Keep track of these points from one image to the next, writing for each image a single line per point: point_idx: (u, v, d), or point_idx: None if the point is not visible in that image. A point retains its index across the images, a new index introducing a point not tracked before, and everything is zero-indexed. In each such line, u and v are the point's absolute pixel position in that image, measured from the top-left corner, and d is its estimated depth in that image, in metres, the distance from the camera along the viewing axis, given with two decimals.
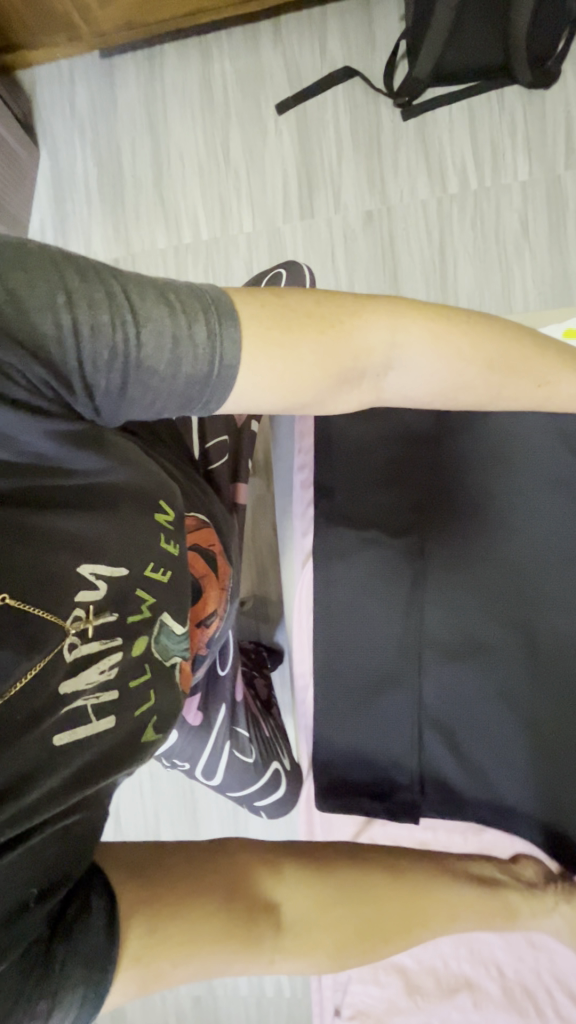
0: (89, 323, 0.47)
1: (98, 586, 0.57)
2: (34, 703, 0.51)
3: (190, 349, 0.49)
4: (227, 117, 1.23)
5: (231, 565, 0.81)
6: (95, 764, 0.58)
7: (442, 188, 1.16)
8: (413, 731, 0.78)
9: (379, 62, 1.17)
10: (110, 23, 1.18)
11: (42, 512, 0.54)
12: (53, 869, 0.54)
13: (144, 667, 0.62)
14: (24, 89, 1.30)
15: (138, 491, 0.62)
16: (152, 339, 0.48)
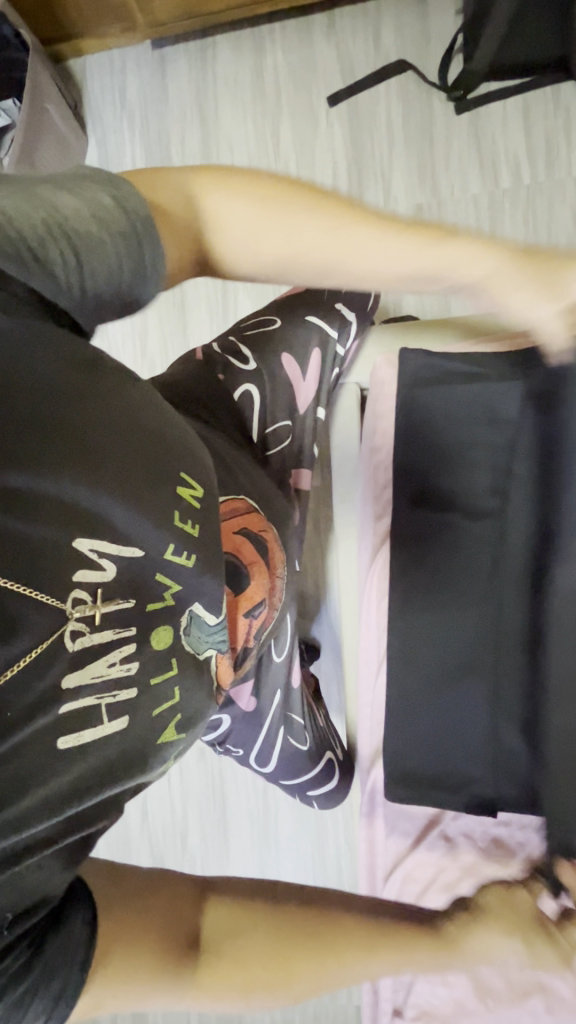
0: (20, 207, 0.49)
1: (104, 568, 0.52)
2: (29, 697, 0.46)
3: (123, 249, 0.53)
4: (278, 109, 1.23)
5: (285, 557, 0.77)
6: (100, 773, 0.52)
7: (494, 182, 1.15)
8: (488, 723, 0.76)
9: (433, 56, 1.17)
10: (165, 12, 1.18)
11: (29, 472, 0.48)
12: (37, 887, 0.50)
13: (170, 663, 0.57)
14: (75, 78, 1.31)
15: (154, 458, 0.57)
16: (88, 242, 0.51)
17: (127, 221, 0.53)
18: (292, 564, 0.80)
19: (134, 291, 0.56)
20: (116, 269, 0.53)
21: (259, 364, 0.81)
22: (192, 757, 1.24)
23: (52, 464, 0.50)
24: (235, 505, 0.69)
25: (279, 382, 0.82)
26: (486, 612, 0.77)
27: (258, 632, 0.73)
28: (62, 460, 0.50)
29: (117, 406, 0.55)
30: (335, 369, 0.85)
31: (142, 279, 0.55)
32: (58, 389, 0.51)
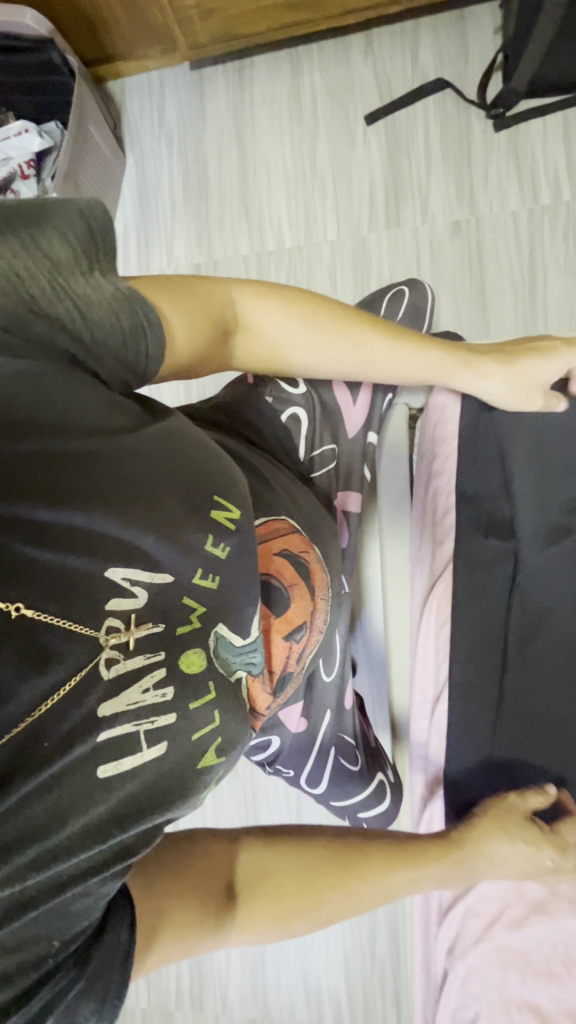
0: (24, 264, 0.48)
1: (135, 594, 0.51)
2: (66, 726, 0.45)
3: (131, 330, 0.54)
4: (315, 127, 1.24)
5: (329, 581, 0.73)
6: (142, 801, 0.48)
7: (534, 198, 1.14)
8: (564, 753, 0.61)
9: (472, 74, 1.17)
10: (205, 35, 1.21)
11: (61, 505, 0.49)
12: (81, 918, 0.46)
13: (208, 687, 0.52)
14: (114, 100, 1.33)
15: (185, 484, 0.56)
16: (103, 315, 0.52)
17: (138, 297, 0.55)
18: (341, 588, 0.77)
19: (139, 358, 0.56)
20: (120, 333, 0.54)
21: (308, 386, 0.79)
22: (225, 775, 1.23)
23: (83, 496, 0.50)
24: (277, 524, 0.68)
25: (328, 409, 0.80)
26: (528, 639, 0.63)
27: (299, 658, 0.70)
28: (93, 492, 0.50)
29: (149, 438, 0.55)
30: (387, 394, 0.81)
31: (147, 345, 0.56)
32: (90, 427, 0.52)
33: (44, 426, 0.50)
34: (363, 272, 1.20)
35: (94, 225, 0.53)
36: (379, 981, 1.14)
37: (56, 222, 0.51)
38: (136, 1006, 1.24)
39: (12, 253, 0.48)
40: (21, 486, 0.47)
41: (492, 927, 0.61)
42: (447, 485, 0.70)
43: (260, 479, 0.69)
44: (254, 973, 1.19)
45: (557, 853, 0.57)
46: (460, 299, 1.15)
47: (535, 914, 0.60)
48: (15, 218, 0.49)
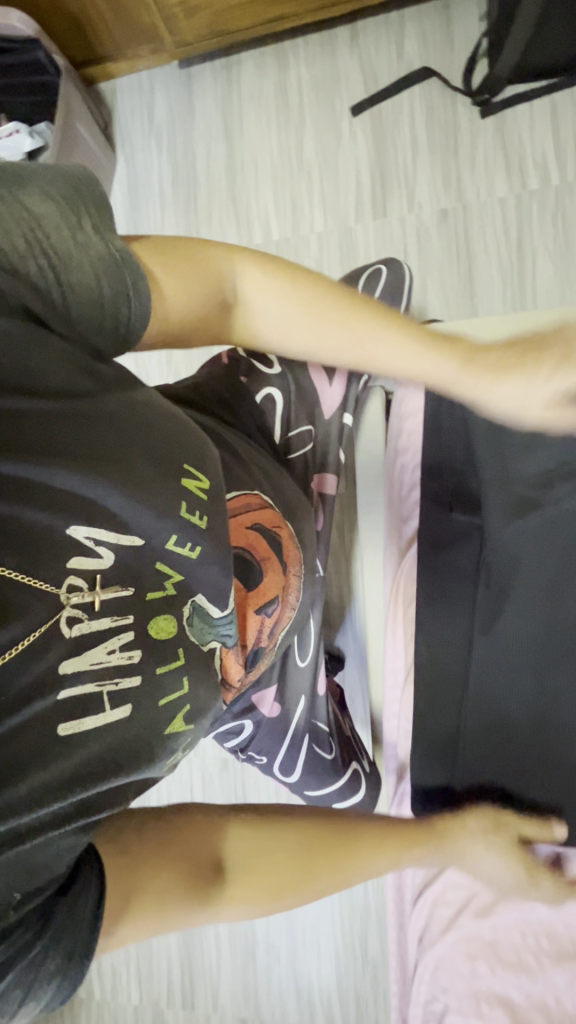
0: (3, 222, 0.47)
1: (101, 557, 0.50)
2: (25, 681, 0.44)
3: (109, 294, 0.52)
4: (302, 121, 1.24)
5: (301, 556, 0.72)
6: (106, 762, 0.48)
7: (521, 184, 1.13)
8: (509, 724, 0.65)
9: (457, 62, 1.16)
10: (193, 32, 1.22)
11: (23, 457, 0.46)
12: (46, 871, 0.45)
13: (177, 653, 0.54)
14: (106, 99, 1.35)
15: (157, 451, 0.55)
16: (78, 277, 0.50)
17: (117, 259, 0.53)
18: (314, 566, 0.76)
19: (120, 325, 0.54)
20: (99, 297, 0.52)
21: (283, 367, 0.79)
22: (215, 769, 1.21)
23: (48, 452, 0.48)
24: (249, 498, 0.66)
25: (304, 392, 0.79)
26: (479, 615, 0.67)
27: (272, 632, 0.69)
28: (60, 450, 0.49)
29: (125, 403, 0.54)
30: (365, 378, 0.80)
31: (128, 311, 0.54)
32: (61, 387, 0.49)
33: (10, 381, 0.46)
34: (350, 263, 1.19)
35: (80, 192, 0.53)
36: (371, 982, 1.12)
37: (39, 193, 0.50)
38: (127, 1002, 1.23)
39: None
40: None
41: (459, 916, 0.63)
42: (411, 462, 0.76)
43: (232, 453, 0.68)
44: (245, 973, 1.17)
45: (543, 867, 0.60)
46: (447, 288, 1.14)
47: (503, 902, 0.62)
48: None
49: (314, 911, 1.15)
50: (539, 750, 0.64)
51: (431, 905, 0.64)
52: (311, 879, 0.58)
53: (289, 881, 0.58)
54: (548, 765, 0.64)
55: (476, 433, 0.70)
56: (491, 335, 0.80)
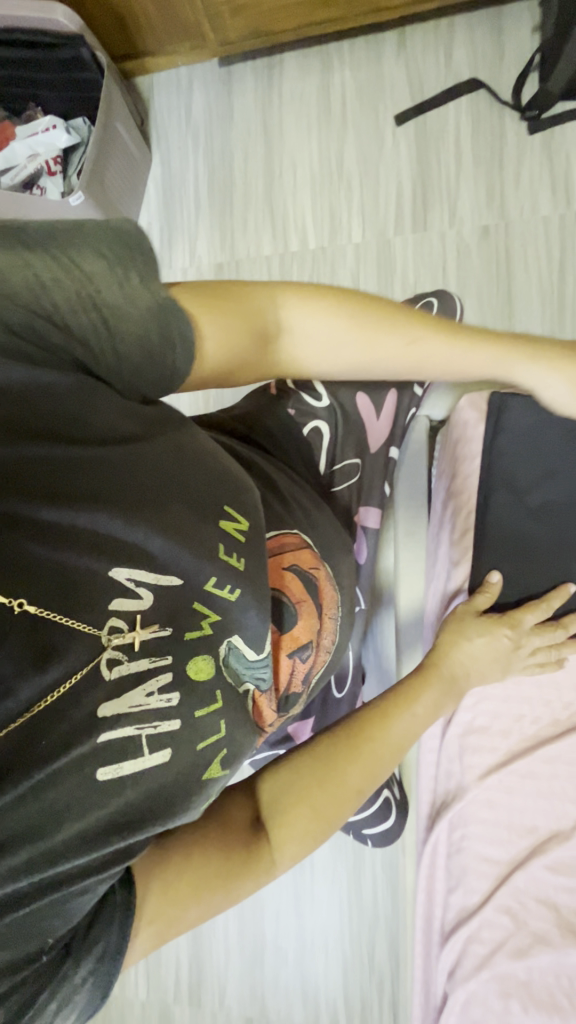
0: (52, 275, 0.45)
1: (141, 596, 0.47)
2: (63, 727, 0.42)
3: (155, 345, 0.50)
4: (343, 127, 1.22)
5: (338, 599, 0.71)
6: (142, 810, 0.46)
7: (566, 203, 1.11)
8: (555, 768, 0.64)
9: (507, 75, 1.14)
10: (236, 32, 1.19)
11: (69, 503, 0.45)
12: (76, 912, 0.44)
13: (214, 696, 0.50)
14: (142, 94, 1.32)
15: (196, 490, 0.52)
16: (126, 330, 0.48)
17: (163, 311, 0.50)
18: (352, 606, 0.75)
19: (165, 372, 0.52)
20: (146, 346, 0.50)
21: (332, 398, 0.75)
22: None
23: (89, 495, 0.46)
24: (285, 538, 0.65)
25: (350, 422, 0.77)
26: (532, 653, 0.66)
27: (304, 677, 0.67)
28: (103, 493, 0.46)
29: (164, 442, 0.52)
30: (411, 407, 0.79)
31: (172, 360, 0.52)
32: (106, 431, 0.48)
33: (55, 427, 0.45)
34: (387, 277, 1.18)
35: (129, 240, 0.49)
36: (376, 990, 1.11)
37: (88, 242, 0.47)
38: (134, 998, 1.22)
39: (44, 266, 0.45)
40: (25, 486, 0.43)
41: (494, 956, 0.62)
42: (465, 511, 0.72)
43: (273, 493, 0.67)
44: (252, 973, 1.16)
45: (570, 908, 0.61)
46: (485, 308, 1.12)
47: (539, 946, 0.61)
48: (44, 232, 0.46)
49: (322, 917, 1.14)
50: None
51: (464, 943, 0.63)
52: (352, 754, 0.60)
53: (323, 793, 0.58)
54: None
55: (529, 465, 0.70)
56: None
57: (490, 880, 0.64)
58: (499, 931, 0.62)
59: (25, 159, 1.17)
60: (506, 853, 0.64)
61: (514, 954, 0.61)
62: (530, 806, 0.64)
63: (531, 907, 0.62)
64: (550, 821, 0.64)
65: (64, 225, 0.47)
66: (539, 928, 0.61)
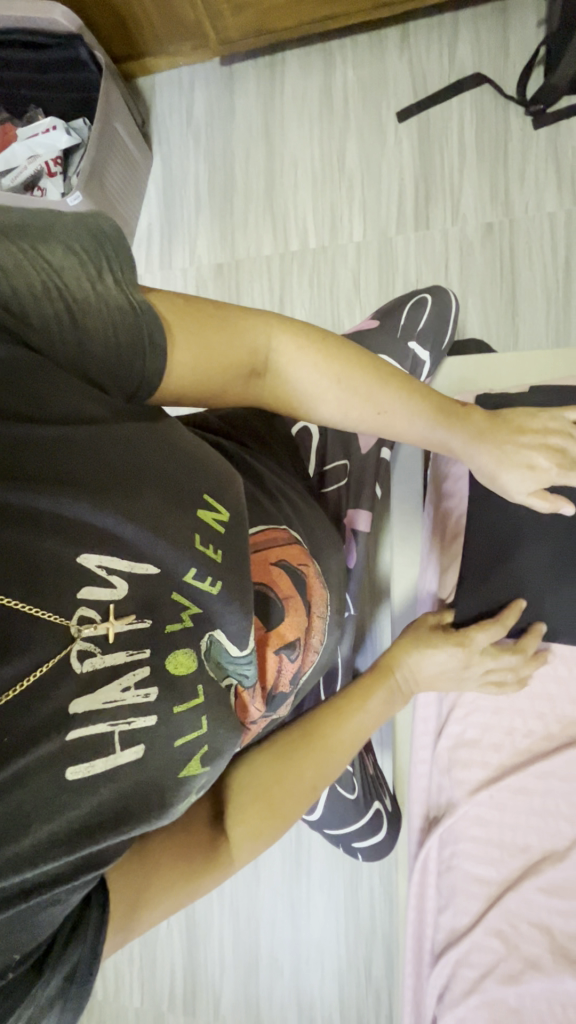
0: (18, 264, 0.42)
1: (114, 585, 0.44)
2: (31, 722, 0.38)
3: (123, 341, 0.46)
4: (345, 125, 1.21)
5: (327, 597, 0.68)
6: (117, 808, 0.43)
7: (573, 199, 1.08)
8: (549, 782, 0.61)
9: (512, 69, 1.12)
10: (237, 29, 1.18)
11: (29, 485, 0.40)
12: (48, 924, 0.41)
13: (196, 691, 0.47)
14: (143, 96, 1.32)
15: (174, 477, 0.48)
16: (92, 323, 0.44)
17: (132, 306, 0.46)
18: (342, 610, 0.73)
19: (135, 374, 0.48)
20: (115, 344, 0.46)
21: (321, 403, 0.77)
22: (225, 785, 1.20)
23: (54, 477, 0.42)
24: (275, 533, 0.62)
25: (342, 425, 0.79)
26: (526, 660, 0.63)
27: (292, 676, 0.64)
28: (71, 475, 0.42)
29: (142, 429, 0.48)
30: None
31: (143, 360, 0.47)
32: (74, 414, 0.44)
33: (17, 409, 0.41)
34: (389, 276, 1.15)
35: (103, 240, 0.46)
36: (373, 1006, 1.08)
37: (60, 238, 0.45)
38: (129, 1005, 1.20)
39: (9, 255, 0.42)
40: None
41: (483, 981, 0.59)
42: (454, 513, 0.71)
43: (260, 488, 0.65)
44: (247, 984, 1.14)
45: (564, 931, 0.58)
46: (488, 307, 1.10)
47: (531, 971, 0.58)
48: (17, 226, 0.44)
49: (319, 929, 1.12)
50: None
51: (453, 966, 0.61)
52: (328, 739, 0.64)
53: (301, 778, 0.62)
54: None
55: None
56: (542, 370, 0.74)
57: (481, 901, 0.61)
58: (490, 955, 0.59)
59: (24, 160, 1.17)
60: (498, 872, 0.61)
61: (505, 980, 0.58)
62: (523, 823, 0.61)
63: (524, 931, 0.59)
64: (543, 840, 0.61)
65: (34, 224, 0.45)
66: (531, 953, 0.58)
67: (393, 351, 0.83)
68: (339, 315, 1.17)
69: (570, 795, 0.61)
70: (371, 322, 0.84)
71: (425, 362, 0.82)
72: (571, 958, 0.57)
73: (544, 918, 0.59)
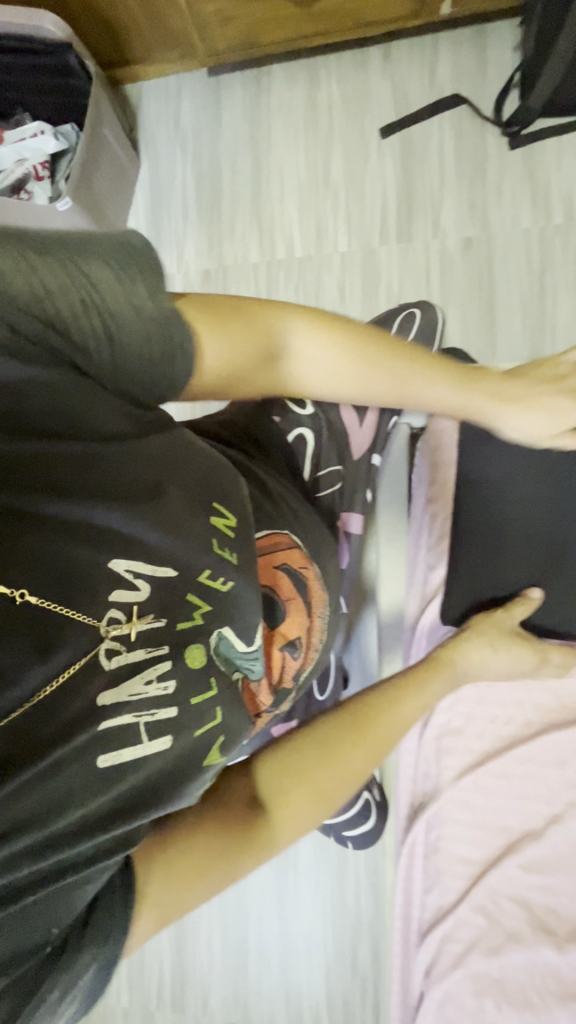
0: (58, 282, 0.44)
1: (138, 587, 0.46)
2: (64, 715, 0.41)
3: (154, 353, 0.49)
4: (330, 138, 1.24)
5: (326, 599, 0.71)
6: (144, 793, 0.45)
7: (546, 217, 1.14)
8: (529, 767, 0.66)
9: (489, 91, 1.17)
10: (225, 41, 1.20)
11: (68, 495, 0.44)
12: (84, 900, 0.43)
13: (210, 681, 0.48)
14: (130, 102, 1.34)
15: (189, 488, 0.52)
16: (126, 339, 0.48)
17: (162, 318, 0.49)
18: (339, 607, 0.76)
19: (164, 381, 0.52)
20: (146, 356, 0.49)
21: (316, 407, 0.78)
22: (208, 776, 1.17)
23: (87, 488, 0.45)
24: (277, 537, 0.66)
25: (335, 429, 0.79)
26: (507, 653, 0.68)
27: (295, 675, 0.67)
28: (103, 485, 0.46)
29: (161, 441, 0.52)
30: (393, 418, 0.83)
31: (171, 369, 0.51)
32: (105, 429, 0.48)
33: (56, 425, 0.45)
34: (372, 287, 1.19)
35: (135, 255, 0.48)
36: (359, 993, 1.11)
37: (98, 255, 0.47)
38: (117, 1004, 1.21)
39: (52, 275, 0.44)
40: (25, 480, 0.43)
41: (468, 955, 0.63)
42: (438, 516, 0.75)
43: (264, 493, 0.68)
44: (236, 977, 1.16)
45: (542, 904, 0.62)
46: (468, 318, 1.15)
47: (512, 943, 0.62)
48: (57, 245, 0.46)
49: (306, 921, 1.14)
50: (555, 792, 0.65)
51: (440, 942, 0.64)
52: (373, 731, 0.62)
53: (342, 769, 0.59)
54: (560, 810, 0.64)
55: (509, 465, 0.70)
56: None
57: (466, 879, 0.65)
58: (474, 930, 0.63)
59: (12, 163, 1.18)
60: (481, 851, 0.65)
61: (488, 952, 0.62)
62: (505, 806, 0.65)
63: (506, 905, 0.63)
64: (523, 821, 0.65)
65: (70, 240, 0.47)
66: (513, 926, 0.62)
67: None
68: None
69: (548, 778, 0.65)
70: None
71: None
72: (548, 929, 0.61)
73: (524, 893, 0.63)
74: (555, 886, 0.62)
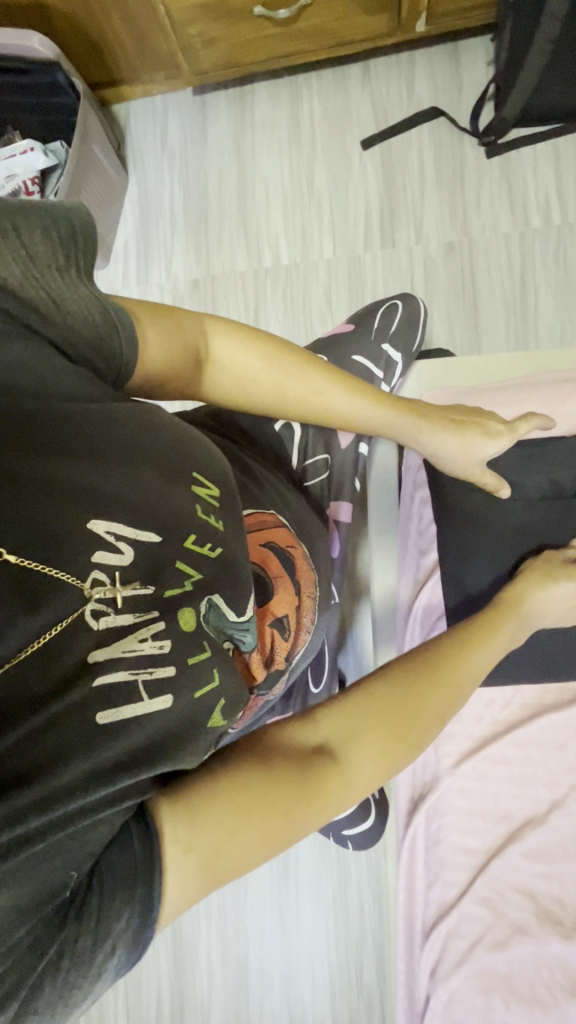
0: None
1: (122, 551, 0.45)
2: (56, 671, 0.39)
3: (101, 328, 0.50)
4: (313, 151, 1.28)
5: (316, 580, 0.71)
6: (151, 746, 0.42)
7: (525, 221, 1.17)
8: (526, 750, 0.65)
9: (465, 103, 1.21)
10: (209, 62, 1.24)
11: (39, 459, 0.43)
12: (95, 846, 0.39)
13: (204, 646, 0.47)
14: (118, 121, 1.38)
15: (169, 457, 0.53)
16: (75, 310, 0.48)
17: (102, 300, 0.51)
18: (329, 592, 0.75)
19: (113, 358, 0.52)
20: (94, 329, 0.50)
21: None
22: None
23: (64, 451, 0.45)
24: (264, 518, 0.66)
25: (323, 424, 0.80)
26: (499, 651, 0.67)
27: (287, 655, 0.66)
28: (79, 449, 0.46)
29: (129, 410, 0.51)
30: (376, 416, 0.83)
31: (120, 343, 0.52)
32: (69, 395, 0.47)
33: (20, 390, 0.44)
34: (358, 293, 1.22)
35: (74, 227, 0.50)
36: (366, 1012, 1.07)
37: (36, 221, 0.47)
38: None
39: None
40: None
41: (474, 950, 0.61)
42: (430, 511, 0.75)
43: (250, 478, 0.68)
44: (236, 1001, 1.11)
45: (547, 894, 0.61)
46: (453, 319, 1.17)
47: (518, 936, 0.60)
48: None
49: (309, 939, 1.10)
50: (555, 776, 0.64)
51: (445, 939, 0.62)
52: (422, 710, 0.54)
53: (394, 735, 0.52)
54: (561, 795, 0.63)
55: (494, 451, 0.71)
56: (505, 369, 0.80)
57: (468, 870, 0.63)
58: (480, 924, 0.62)
59: (3, 178, 1.21)
60: (483, 842, 0.64)
61: (495, 947, 0.61)
62: (505, 793, 0.64)
63: (510, 896, 0.62)
64: (524, 806, 0.64)
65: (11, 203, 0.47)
66: (517, 918, 0.61)
67: (369, 349, 0.87)
68: (312, 326, 1.23)
69: (547, 761, 0.64)
70: (347, 326, 0.89)
71: (398, 363, 0.88)
72: (554, 919, 0.60)
73: (528, 884, 0.62)
74: (559, 875, 0.61)
